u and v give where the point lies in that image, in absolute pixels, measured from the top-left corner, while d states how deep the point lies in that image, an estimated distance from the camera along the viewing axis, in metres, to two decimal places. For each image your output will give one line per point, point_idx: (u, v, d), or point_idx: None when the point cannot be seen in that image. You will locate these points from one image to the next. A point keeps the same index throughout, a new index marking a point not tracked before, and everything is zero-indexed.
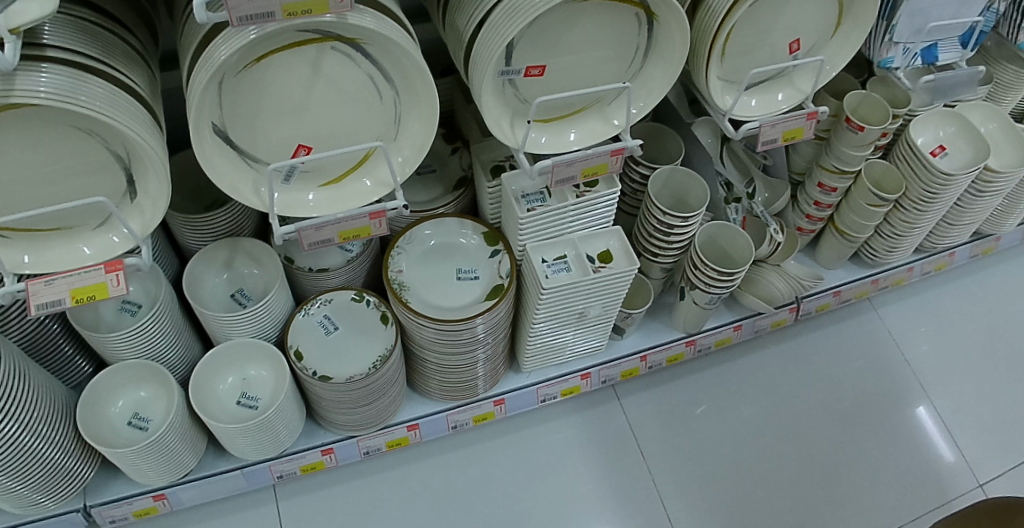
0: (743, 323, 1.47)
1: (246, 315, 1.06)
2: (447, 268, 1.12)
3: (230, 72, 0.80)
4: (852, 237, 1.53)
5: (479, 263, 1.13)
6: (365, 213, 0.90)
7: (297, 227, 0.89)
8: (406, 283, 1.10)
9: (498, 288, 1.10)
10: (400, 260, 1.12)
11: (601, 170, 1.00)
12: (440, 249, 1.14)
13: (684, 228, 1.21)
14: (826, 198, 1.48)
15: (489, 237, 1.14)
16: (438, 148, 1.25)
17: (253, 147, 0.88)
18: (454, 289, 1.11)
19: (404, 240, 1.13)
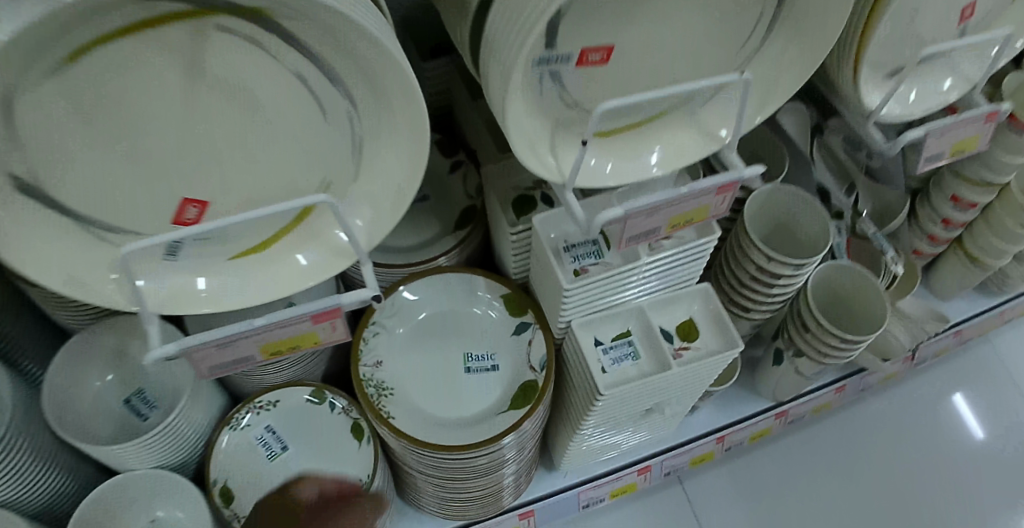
0: (848, 382, 1.10)
1: (137, 446, 0.67)
2: (448, 355, 0.76)
3: (26, 82, 0.40)
4: (987, 263, 1.16)
5: (497, 345, 0.76)
6: (305, 316, 0.51)
7: (183, 347, 0.50)
8: (388, 382, 0.72)
9: (530, 387, 0.71)
10: (377, 345, 0.74)
11: (698, 216, 0.62)
12: (438, 323, 0.77)
13: (796, 277, 0.82)
14: (959, 216, 1.09)
15: (511, 303, 0.76)
16: (433, 165, 0.85)
17: (94, 201, 0.49)
18: (462, 389, 0.74)
19: (381, 311, 0.75)
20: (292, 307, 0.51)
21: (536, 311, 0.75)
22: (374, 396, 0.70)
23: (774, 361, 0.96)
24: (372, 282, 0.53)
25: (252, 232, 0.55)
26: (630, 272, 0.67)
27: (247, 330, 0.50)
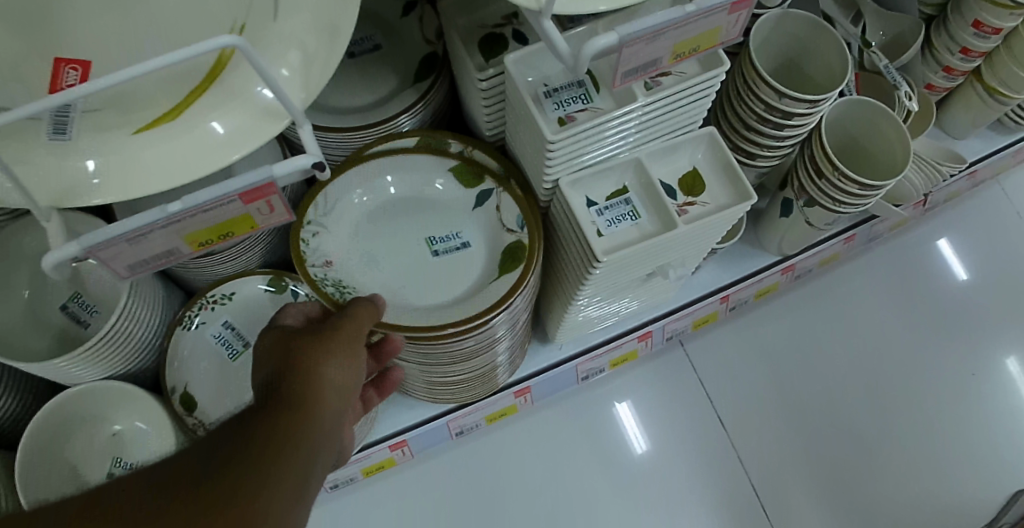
0: (858, 231, 1.04)
1: (72, 360, 0.59)
2: (408, 243, 0.67)
3: None
4: (1006, 96, 1.06)
5: (461, 219, 0.67)
6: (231, 195, 0.41)
7: (86, 249, 0.41)
8: (346, 280, 0.62)
9: (517, 249, 0.63)
10: (321, 242, 0.62)
11: (707, 41, 0.51)
12: (386, 215, 0.67)
13: (810, 116, 0.72)
14: (981, 45, 0.97)
15: (459, 175, 0.67)
16: (384, 11, 0.73)
17: None
18: (437, 271, 0.65)
19: (314, 208, 0.63)
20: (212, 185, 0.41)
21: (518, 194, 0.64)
22: (335, 292, 0.60)
23: (782, 212, 0.88)
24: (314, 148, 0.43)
25: (154, 93, 0.43)
26: (626, 116, 0.57)
27: (158, 221, 0.40)
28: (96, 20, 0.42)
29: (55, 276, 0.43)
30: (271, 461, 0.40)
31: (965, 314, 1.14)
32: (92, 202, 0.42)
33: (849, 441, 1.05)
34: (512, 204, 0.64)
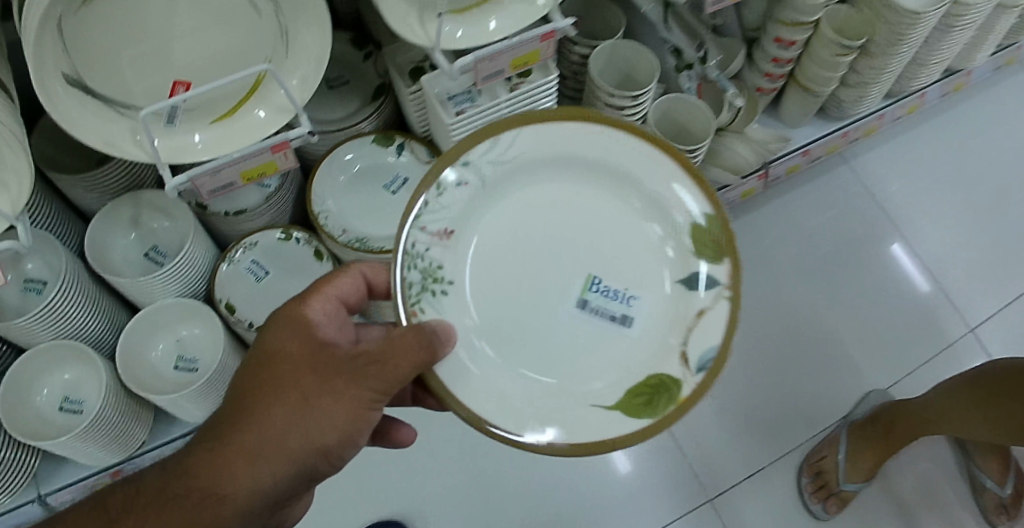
0: None
1: (159, 274, 0.94)
2: (565, 276, 0.66)
3: (70, 6, 0.65)
4: (815, 90, 1.31)
5: (645, 289, 0.66)
6: (265, 147, 0.79)
7: (190, 178, 0.77)
8: (439, 262, 0.65)
9: (670, 392, 0.62)
10: (453, 204, 0.65)
11: (532, 59, 0.86)
12: (559, 193, 0.68)
13: (636, 108, 1.08)
14: (785, 54, 1.24)
15: (699, 247, 0.66)
16: (347, 56, 1.06)
17: (126, 97, 0.74)
18: (561, 345, 0.65)
19: (481, 148, 0.66)
20: (254, 143, 0.79)
21: (728, 236, 0.65)
22: None
23: None
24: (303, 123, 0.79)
25: (224, 102, 0.80)
26: (498, 110, 0.92)
27: (227, 161, 0.77)
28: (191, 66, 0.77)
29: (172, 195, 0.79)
30: (192, 517, 0.57)
31: (808, 263, 1.42)
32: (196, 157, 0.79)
33: (756, 365, 1.30)
34: (716, 323, 0.63)
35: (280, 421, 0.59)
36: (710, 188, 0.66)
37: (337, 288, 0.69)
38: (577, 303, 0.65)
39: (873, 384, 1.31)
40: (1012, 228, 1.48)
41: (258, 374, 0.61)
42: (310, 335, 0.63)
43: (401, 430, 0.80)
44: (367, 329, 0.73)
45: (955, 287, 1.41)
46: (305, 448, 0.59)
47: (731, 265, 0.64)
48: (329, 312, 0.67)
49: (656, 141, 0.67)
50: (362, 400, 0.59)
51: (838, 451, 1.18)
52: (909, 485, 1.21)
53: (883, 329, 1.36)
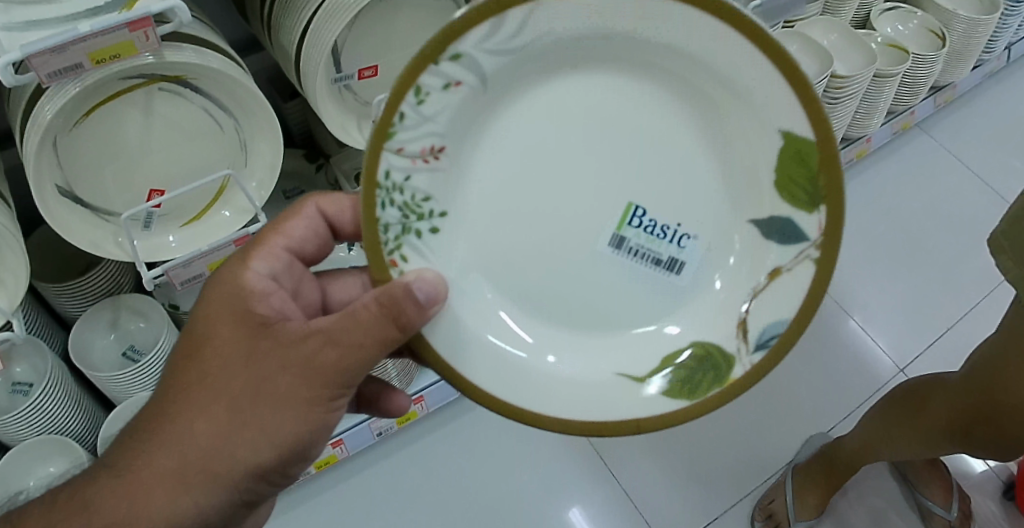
0: None
1: (137, 369, 1.03)
2: (605, 210, 0.65)
3: (62, 131, 0.79)
4: None
5: (701, 229, 0.65)
6: (229, 241, 0.93)
7: (164, 270, 0.91)
8: (425, 192, 0.61)
9: (723, 364, 0.65)
10: (435, 113, 0.58)
11: None
12: (592, 102, 0.63)
13: None
14: None
15: (791, 196, 0.62)
16: (301, 168, 1.19)
17: (106, 202, 0.88)
18: (601, 277, 0.66)
19: (478, 35, 0.55)
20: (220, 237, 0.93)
21: (833, 184, 0.59)
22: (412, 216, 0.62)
23: None
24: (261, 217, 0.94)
25: (193, 205, 0.94)
26: None
27: (197, 254, 0.92)
28: (164, 177, 0.91)
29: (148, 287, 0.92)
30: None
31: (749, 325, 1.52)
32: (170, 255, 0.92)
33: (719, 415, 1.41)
34: (798, 286, 0.63)
35: (212, 427, 0.60)
36: (826, 122, 0.56)
37: (289, 232, 0.74)
38: (614, 241, 0.65)
39: (814, 428, 1.41)
40: (927, 273, 1.62)
41: (190, 369, 0.62)
42: (248, 312, 0.63)
43: (397, 398, 0.83)
44: (331, 282, 0.79)
45: (878, 331, 1.53)
46: (237, 463, 0.60)
47: (828, 217, 0.60)
48: (275, 266, 0.70)
49: (745, 24, 0.54)
50: (304, 400, 0.60)
51: (785, 492, 1.29)
52: (856, 516, 1.34)
53: (822, 378, 1.47)
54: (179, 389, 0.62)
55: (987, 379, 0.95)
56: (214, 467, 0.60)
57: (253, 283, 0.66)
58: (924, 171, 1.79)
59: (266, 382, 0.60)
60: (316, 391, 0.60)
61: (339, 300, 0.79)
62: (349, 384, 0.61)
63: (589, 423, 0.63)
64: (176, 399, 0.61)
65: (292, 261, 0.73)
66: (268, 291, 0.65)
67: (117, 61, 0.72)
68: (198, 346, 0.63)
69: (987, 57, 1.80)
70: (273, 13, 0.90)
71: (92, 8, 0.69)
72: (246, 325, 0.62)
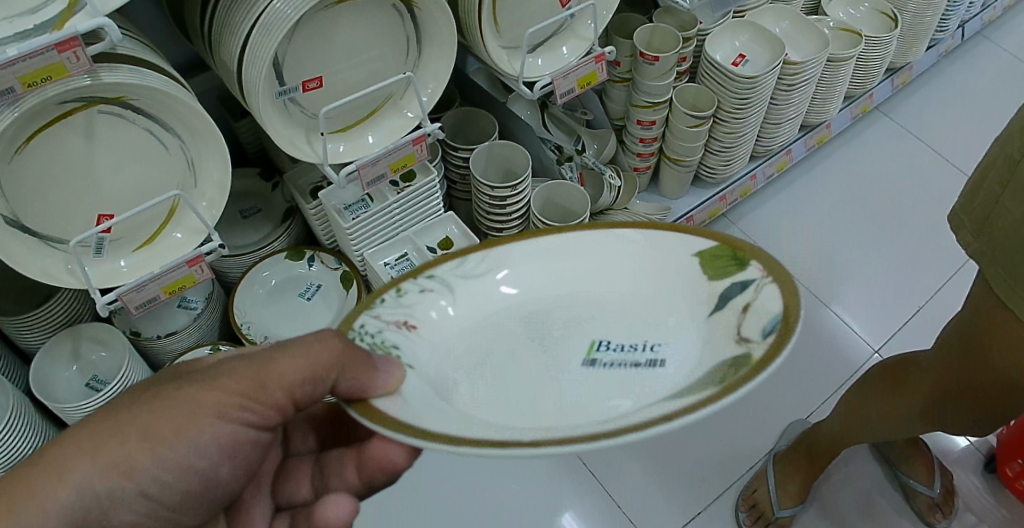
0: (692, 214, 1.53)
1: (100, 397, 1.01)
2: (568, 344, 0.64)
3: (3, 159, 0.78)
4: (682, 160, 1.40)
5: (664, 333, 0.61)
6: (182, 261, 0.93)
7: (119, 294, 0.91)
8: (395, 343, 0.64)
9: (743, 360, 0.53)
10: (414, 305, 0.66)
11: (409, 161, 1.02)
12: (561, 272, 0.68)
13: (517, 198, 1.17)
14: (649, 134, 1.35)
15: (724, 270, 0.62)
16: (258, 188, 1.20)
17: (55, 230, 0.87)
18: (574, 396, 0.59)
19: (448, 265, 0.68)
20: (172, 259, 0.93)
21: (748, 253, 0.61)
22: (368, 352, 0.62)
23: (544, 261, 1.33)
24: (214, 237, 0.94)
25: (144, 229, 0.94)
26: (388, 211, 1.06)
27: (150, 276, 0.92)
28: (112, 201, 0.90)
29: (103, 314, 0.91)
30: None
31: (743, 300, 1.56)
32: (125, 279, 0.92)
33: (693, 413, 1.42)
34: (770, 307, 0.56)
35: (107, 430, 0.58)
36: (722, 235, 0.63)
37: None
38: (587, 361, 0.62)
39: (793, 415, 1.41)
40: (897, 253, 1.63)
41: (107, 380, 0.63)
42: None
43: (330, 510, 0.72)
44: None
45: (851, 315, 1.54)
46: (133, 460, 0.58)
47: (765, 262, 0.59)
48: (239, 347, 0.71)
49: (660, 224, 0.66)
50: (210, 409, 0.60)
51: (768, 482, 1.30)
52: (842, 499, 1.34)
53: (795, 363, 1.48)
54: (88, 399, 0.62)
55: (956, 356, 0.94)
56: (107, 469, 0.57)
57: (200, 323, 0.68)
58: (888, 152, 1.81)
59: (182, 387, 0.60)
60: (227, 403, 0.60)
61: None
62: (262, 402, 0.61)
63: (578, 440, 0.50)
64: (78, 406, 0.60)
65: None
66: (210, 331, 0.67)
67: (51, 83, 0.70)
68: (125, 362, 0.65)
69: (940, 36, 1.84)
70: (213, 28, 0.90)
71: (20, 32, 0.69)
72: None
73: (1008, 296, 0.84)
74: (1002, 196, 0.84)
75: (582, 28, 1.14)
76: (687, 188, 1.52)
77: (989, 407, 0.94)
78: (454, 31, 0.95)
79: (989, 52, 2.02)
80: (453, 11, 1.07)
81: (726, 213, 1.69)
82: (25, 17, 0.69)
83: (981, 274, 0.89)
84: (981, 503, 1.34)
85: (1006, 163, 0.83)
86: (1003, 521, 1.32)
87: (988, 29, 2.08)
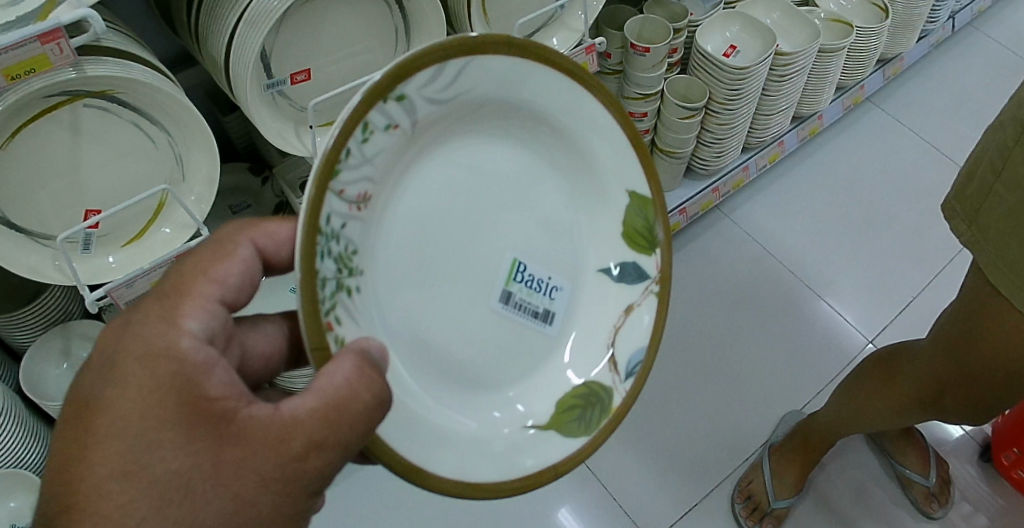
0: (687, 206, 1.52)
1: None
2: (493, 264, 0.65)
3: None
4: (674, 152, 1.40)
5: (562, 280, 0.70)
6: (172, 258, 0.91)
7: (107, 290, 0.88)
8: (355, 244, 0.56)
9: (607, 393, 0.70)
10: (373, 157, 0.56)
11: None
12: (507, 157, 0.66)
13: None
14: (641, 125, 1.34)
15: (631, 240, 0.73)
16: (248, 183, 1.19)
17: (42, 225, 0.86)
18: (489, 335, 0.66)
19: (420, 79, 0.56)
20: (162, 255, 0.92)
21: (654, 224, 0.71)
22: (343, 274, 0.55)
23: None
24: (204, 232, 0.93)
25: (133, 225, 0.93)
26: None
27: (140, 272, 0.90)
28: (99, 196, 0.89)
29: (92, 310, 0.90)
30: None
31: (740, 288, 1.56)
32: (114, 276, 0.91)
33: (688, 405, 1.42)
34: (639, 323, 0.72)
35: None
36: (656, 176, 0.70)
37: (221, 276, 0.57)
38: (503, 296, 0.66)
39: (787, 406, 1.41)
40: (892, 245, 1.63)
41: (92, 469, 0.45)
42: (185, 385, 0.48)
43: None
44: (247, 330, 0.65)
45: (844, 306, 1.54)
46: None
47: (664, 258, 0.72)
48: (212, 324, 0.54)
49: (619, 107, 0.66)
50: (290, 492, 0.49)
51: (763, 473, 1.30)
52: (838, 491, 1.34)
53: (789, 353, 1.48)
54: (76, 502, 0.45)
55: (951, 346, 0.94)
56: None
57: (189, 349, 0.50)
58: (881, 142, 1.81)
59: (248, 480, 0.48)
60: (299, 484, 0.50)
61: (255, 359, 0.65)
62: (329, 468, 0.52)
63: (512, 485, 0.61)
64: (74, 521, 0.44)
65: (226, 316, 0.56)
66: (211, 361, 0.50)
67: (33, 76, 0.70)
68: (90, 427, 0.47)
69: (931, 27, 1.84)
70: (199, 21, 0.89)
71: (4, 24, 0.68)
72: (191, 408, 0.47)
73: (1001, 282, 0.83)
74: (996, 183, 0.84)
75: (571, 20, 1.14)
76: (680, 180, 1.51)
77: (986, 397, 0.94)
78: (442, 21, 0.94)
79: (980, 43, 2.03)
80: (441, 3, 1.07)
81: (720, 205, 1.69)
82: (8, 9, 0.69)
83: (976, 262, 0.89)
84: (977, 492, 1.34)
85: (999, 150, 0.83)
86: (999, 510, 1.32)
87: (979, 20, 2.09)
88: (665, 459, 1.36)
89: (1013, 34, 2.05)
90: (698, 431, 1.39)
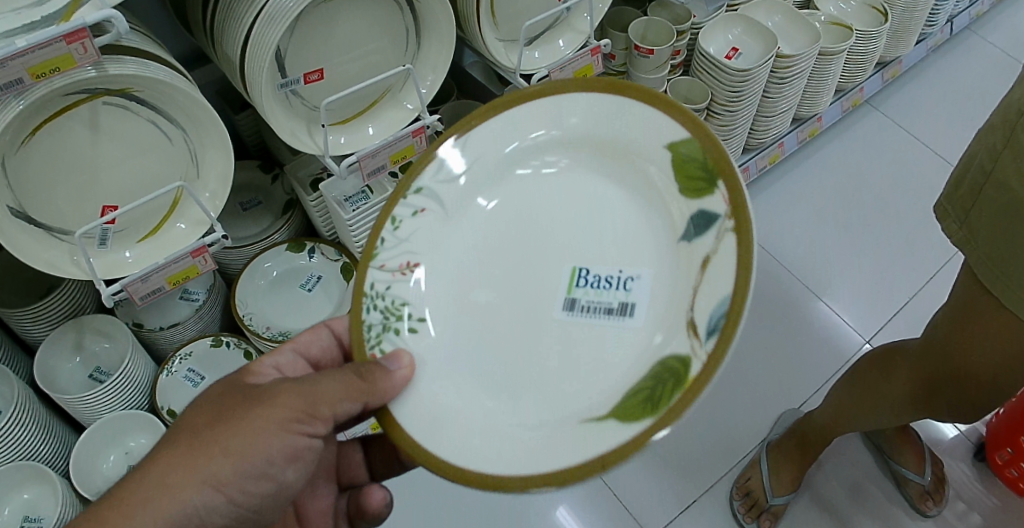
0: None
1: (101, 392, 1.04)
2: (553, 278, 0.68)
3: (9, 149, 0.78)
4: None
5: (638, 269, 0.66)
6: (186, 253, 0.95)
7: (124, 284, 0.92)
8: (403, 298, 0.69)
9: (682, 373, 0.58)
10: (408, 236, 0.71)
11: (409, 153, 1.02)
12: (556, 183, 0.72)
13: None
14: None
15: (693, 188, 0.66)
16: (259, 180, 1.21)
17: (59, 220, 0.87)
18: (550, 344, 0.66)
19: (430, 171, 0.73)
20: (176, 250, 0.94)
21: (715, 155, 0.64)
22: (387, 317, 0.68)
23: None
24: (217, 228, 0.95)
25: (148, 220, 0.95)
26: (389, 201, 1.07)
27: (156, 266, 0.93)
28: (115, 192, 0.91)
29: (108, 305, 0.92)
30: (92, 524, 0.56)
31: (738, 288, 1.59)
32: (129, 271, 0.93)
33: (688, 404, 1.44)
34: (725, 263, 0.60)
35: (172, 463, 0.60)
36: (688, 117, 0.66)
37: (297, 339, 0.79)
38: (567, 303, 0.66)
39: (785, 405, 1.44)
40: (890, 248, 1.65)
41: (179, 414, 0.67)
42: (240, 378, 0.67)
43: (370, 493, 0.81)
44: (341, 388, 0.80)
45: (841, 307, 1.56)
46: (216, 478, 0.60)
47: (727, 189, 0.62)
48: (280, 359, 0.75)
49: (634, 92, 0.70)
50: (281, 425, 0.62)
51: (761, 470, 1.32)
52: (836, 489, 1.36)
53: (788, 353, 1.50)
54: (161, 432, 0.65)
55: (942, 344, 0.97)
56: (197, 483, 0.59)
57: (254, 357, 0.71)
58: (878, 144, 1.84)
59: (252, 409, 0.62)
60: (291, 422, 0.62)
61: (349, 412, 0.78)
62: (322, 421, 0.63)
63: (538, 478, 0.56)
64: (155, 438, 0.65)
65: (299, 360, 0.76)
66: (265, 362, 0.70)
67: (58, 75, 0.71)
68: None
69: (929, 31, 1.87)
70: (215, 21, 0.91)
71: (30, 23, 0.70)
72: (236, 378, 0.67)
73: (993, 283, 0.86)
74: (986, 186, 0.86)
75: (576, 22, 1.16)
76: None
77: (976, 397, 0.96)
78: (452, 23, 0.96)
79: (977, 47, 2.05)
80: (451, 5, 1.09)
81: None
82: (34, 9, 0.71)
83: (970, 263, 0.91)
84: (971, 492, 1.36)
85: (989, 155, 0.86)
86: (993, 510, 1.34)
87: (976, 24, 2.12)
88: (666, 457, 1.38)
89: (1011, 38, 2.07)
90: (697, 429, 1.42)
